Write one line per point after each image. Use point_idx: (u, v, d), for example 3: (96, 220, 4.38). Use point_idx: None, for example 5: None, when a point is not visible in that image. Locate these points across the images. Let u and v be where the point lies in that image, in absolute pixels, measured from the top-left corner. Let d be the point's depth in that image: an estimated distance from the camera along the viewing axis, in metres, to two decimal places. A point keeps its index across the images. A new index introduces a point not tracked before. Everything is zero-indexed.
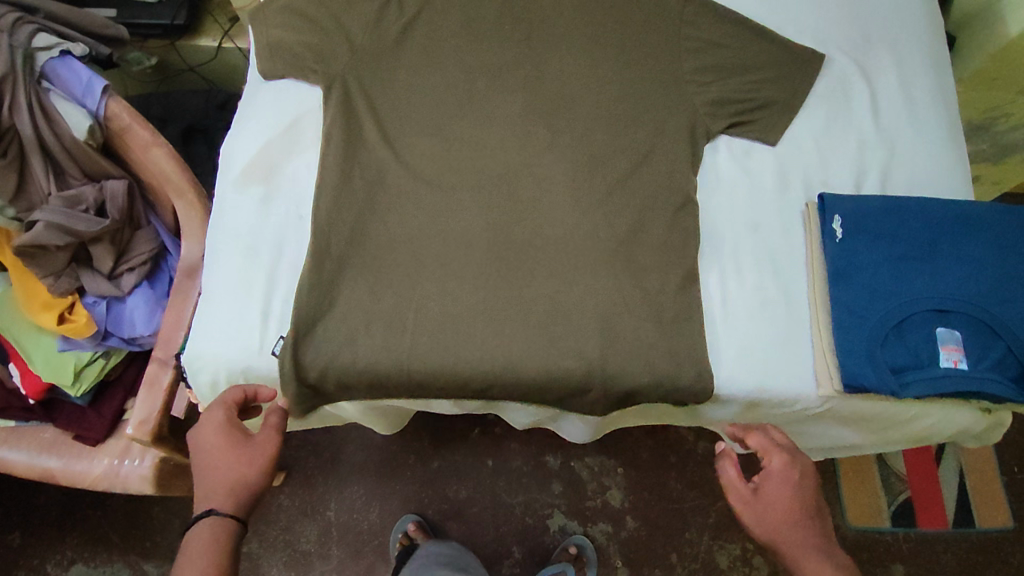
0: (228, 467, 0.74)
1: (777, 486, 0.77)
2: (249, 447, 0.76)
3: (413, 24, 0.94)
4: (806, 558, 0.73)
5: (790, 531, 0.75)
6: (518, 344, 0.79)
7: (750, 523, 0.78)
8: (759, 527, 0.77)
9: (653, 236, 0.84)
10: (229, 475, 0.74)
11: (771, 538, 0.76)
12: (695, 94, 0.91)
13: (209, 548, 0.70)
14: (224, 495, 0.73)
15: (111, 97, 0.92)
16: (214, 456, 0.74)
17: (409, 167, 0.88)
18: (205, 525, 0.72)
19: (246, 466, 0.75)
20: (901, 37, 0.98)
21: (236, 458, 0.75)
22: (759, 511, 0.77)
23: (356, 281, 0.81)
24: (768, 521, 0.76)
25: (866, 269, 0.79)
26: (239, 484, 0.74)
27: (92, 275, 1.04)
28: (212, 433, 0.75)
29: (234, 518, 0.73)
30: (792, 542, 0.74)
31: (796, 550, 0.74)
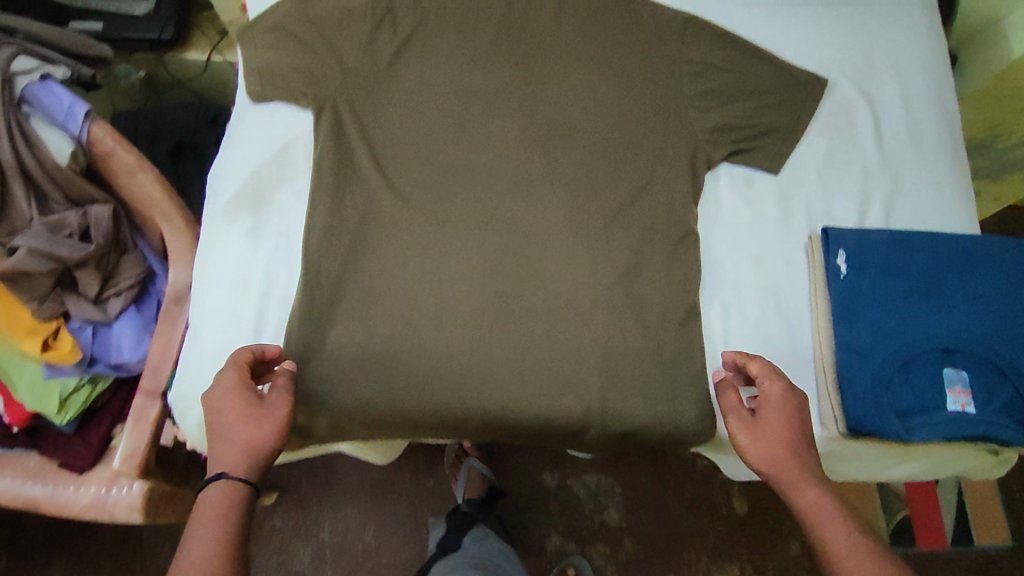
0: (241, 428, 0.66)
1: (778, 411, 0.70)
2: (261, 406, 0.68)
3: (406, 46, 0.91)
4: (804, 488, 0.66)
5: (790, 458, 0.68)
6: (515, 384, 0.78)
7: (747, 448, 0.69)
8: (757, 453, 0.69)
9: (655, 269, 0.82)
10: (242, 436, 0.66)
11: (769, 466, 0.68)
12: (695, 120, 0.89)
13: (220, 513, 0.62)
14: (235, 457, 0.65)
15: (94, 121, 0.87)
16: (227, 416, 0.66)
17: (403, 197, 0.85)
18: (216, 487, 0.64)
19: (259, 428, 0.67)
20: (905, 60, 0.96)
21: (248, 418, 0.67)
22: (760, 436, 0.69)
23: (346, 316, 0.79)
24: (770, 446, 0.68)
25: (870, 307, 0.77)
26: (254, 447, 0.66)
27: (77, 300, 1.01)
28: (224, 390, 0.67)
29: (248, 484, 0.65)
30: (792, 471, 0.67)
31: (795, 479, 0.67)
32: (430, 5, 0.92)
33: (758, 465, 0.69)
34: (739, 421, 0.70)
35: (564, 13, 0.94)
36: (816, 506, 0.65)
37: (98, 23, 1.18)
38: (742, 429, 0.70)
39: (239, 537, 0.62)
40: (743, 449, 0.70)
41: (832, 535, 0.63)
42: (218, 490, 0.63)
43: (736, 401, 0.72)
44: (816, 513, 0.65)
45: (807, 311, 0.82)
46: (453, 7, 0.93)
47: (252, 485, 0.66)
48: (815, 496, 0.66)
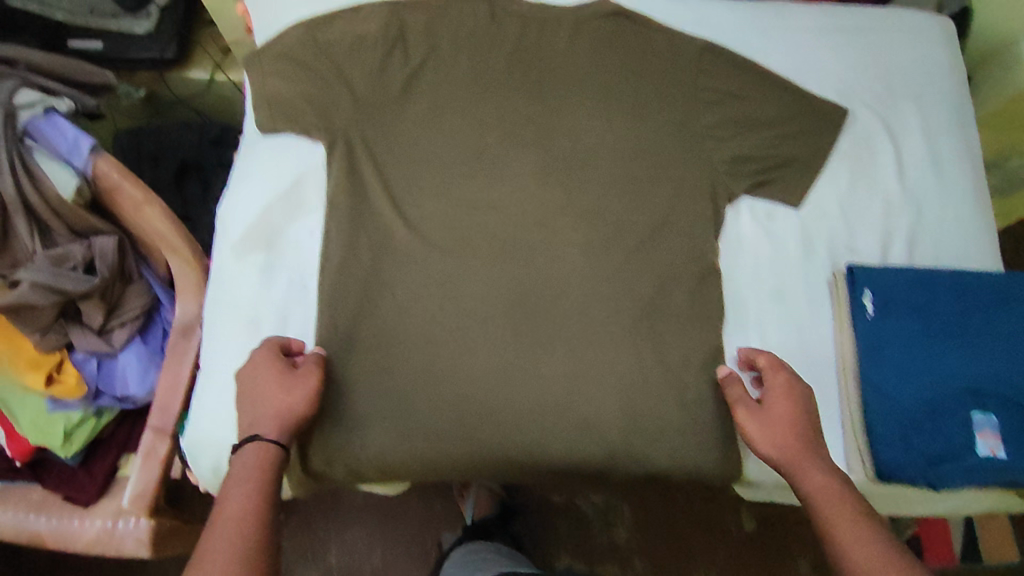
0: (272, 396, 0.70)
1: (784, 401, 0.74)
2: (292, 376, 0.72)
3: (419, 73, 0.89)
4: (809, 472, 0.69)
5: (797, 445, 0.71)
6: (534, 427, 0.76)
7: (754, 436, 0.73)
8: (764, 440, 0.72)
9: (675, 308, 0.81)
10: (273, 403, 0.70)
11: (776, 452, 0.71)
12: (715, 150, 0.87)
13: (254, 474, 0.65)
14: (268, 421, 0.69)
15: (100, 155, 0.85)
16: (260, 385, 0.70)
17: (418, 233, 0.83)
18: (249, 450, 0.67)
19: (290, 397, 0.70)
20: (925, 88, 0.95)
21: (280, 387, 0.70)
22: (767, 424, 0.72)
23: (364, 357, 0.79)
24: (777, 433, 0.72)
25: (898, 348, 0.78)
26: (284, 413, 0.70)
27: (82, 331, 0.99)
28: (259, 361, 0.72)
29: (279, 445, 0.68)
30: (798, 456, 0.70)
31: (801, 463, 0.70)
32: (443, 31, 0.90)
33: (765, 452, 0.72)
34: (746, 409, 0.74)
35: (579, 38, 0.91)
36: (820, 488, 0.68)
37: (98, 41, 1.16)
38: (748, 417, 0.73)
39: (271, 497, 0.64)
40: (750, 436, 0.73)
41: (837, 513, 0.65)
42: (252, 453, 0.66)
43: (743, 392, 0.75)
44: (822, 495, 0.67)
45: (831, 349, 0.82)
46: (466, 33, 0.90)
47: (284, 449, 0.68)
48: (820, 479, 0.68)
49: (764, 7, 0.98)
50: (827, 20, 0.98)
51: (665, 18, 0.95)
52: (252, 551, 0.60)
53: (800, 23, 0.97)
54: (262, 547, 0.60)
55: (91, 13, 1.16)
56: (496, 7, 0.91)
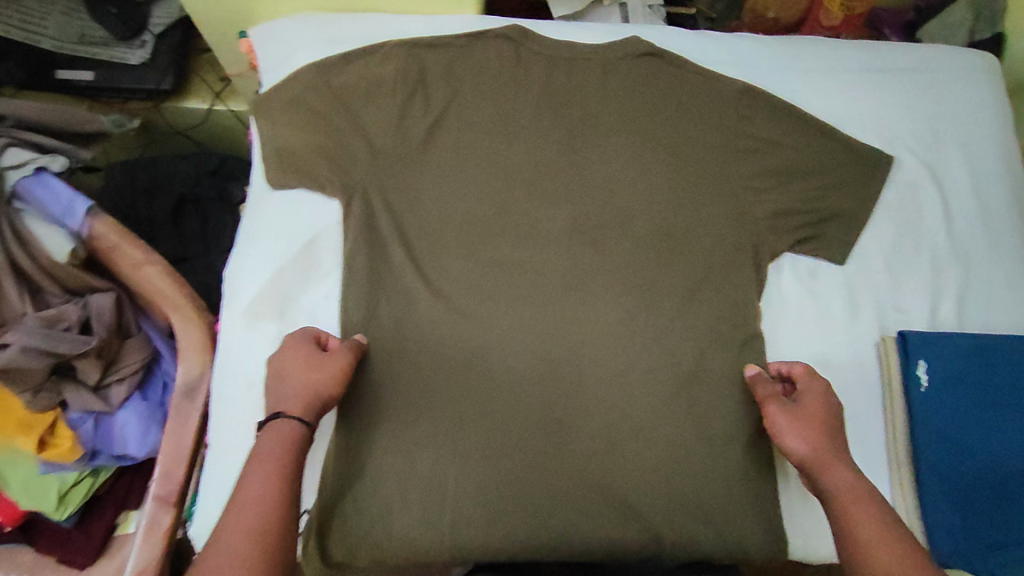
0: (303, 377, 0.67)
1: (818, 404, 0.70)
2: (324, 360, 0.68)
3: (440, 122, 0.83)
4: (836, 474, 0.64)
5: (825, 446, 0.66)
6: (570, 510, 0.72)
7: (781, 433, 0.69)
8: (792, 436, 0.68)
9: (716, 378, 0.77)
10: (303, 382, 0.67)
11: (804, 450, 0.67)
12: (756, 205, 0.82)
13: (280, 454, 0.62)
14: (297, 401, 0.65)
15: (95, 215, 0.81)
16: (290, 367, 0.68)
17: (442, 296, 0.78)
18: (277, 428, 0.63)
19: (322, 380, 0.67)
20: (972, 132, 0.90)
21: (312, 368, 0.68)
22: (797, 422, 0.68)
23: (387, 435, 0.73)
24: (807, 430, 0.68)
25: (955, 425, 0.75)
26: (313, 396, 0.66)
27: (76, 388, 0.92)
28: (292, 344, 0.70)
29: (307, 426, 0.65)
30: (825, 457, 0.66)
31: (828, 464, 0.65)
32: (465, 73, 0.84)
33: (791, 451, 0.68)
34: (775, 405, 0.70)
35: (610, 80, 0.86)
36: (846, 489, 0.63)
37: (90, 72, 1.09)
38: (777, 415, 0.70)
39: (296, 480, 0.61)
40: (776, 432, 0.69)
41: (859, 513, 0.61)
42: (282, 431, 0.63)
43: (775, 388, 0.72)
44: (847, 497, 0.62)
45: (880, 423, 0.78)
46: (490, 77, 0.84)
47: (311, 431, 0.65)
48: (846, 482, 0.63)
49: (801, 43, 0.93)
50: (868, 59, 0.92)
51: (698, 56, 0.90)
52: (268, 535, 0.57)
53: (839, 61, 0.92)
54: (279, 532, 0.58)
55: (82, 41, 1.08)
56: (521, 47, 0.86)
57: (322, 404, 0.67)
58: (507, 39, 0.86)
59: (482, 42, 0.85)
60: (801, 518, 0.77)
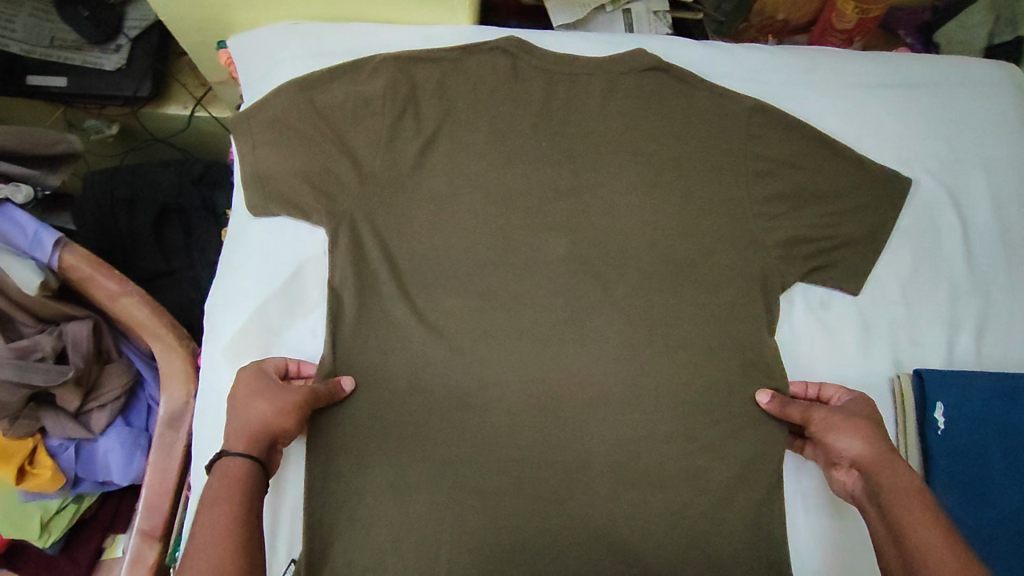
0: (251, 410, 0.62)
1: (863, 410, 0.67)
2: (274, 392, 0.63)
3: (432, 141, 0.78)
4: (895, 474, 0.60)
5: (882, 446, 0.63)
6: (571, 559, 0.69)
7: (833, 433, 0.65)
8: (846, 436, 0.64)
9: (721, 417, 0.73)
10: (251, 417, 0.61)
11: (859, 449, 0.63)
12: (766, 231, 0.77)
13: (227, 492, 0.55)
14: (240, 438, 0.60)
15: (65, 247, 0.78)
16: (245, 401, 0.63)
17: (436, 330, 0.74)
18: (222, 468, 0.57)
19: (274, 412, 0.62)
20: (993, 152, 0.86)
21: (260, 401, 0.62)
22: (850, 421, 0.65)
23: (378, 478, 0.69)
24: (859, 429, 0.64)
25: (972, 468, 0.72)
26: (262, 429, 0.61)
27: (56, 415, 0.85)
28: (252, 376, 0.65)
29: (257, 461, 0.59)
30: (883, 455, 0.62)
31: (887, 465, 0.61)
32: (459, 89, 0.79)
33: (843, 451, 0.64)
34: (823, 409, 0.67)
35: (612, 97, 0.80)
36: (907, 489, 0.59)
37: (62, 78, 1.03)
38: (827, 416, 0.66)
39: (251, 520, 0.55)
40: (827, 433, 0.65)
41: (922, 515, 0.57)
42: (227, 469, 0.57)
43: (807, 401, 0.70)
44: (909, 499, 0.58)
45: None
46: (486, 92, 0.79)
47: (262, 467, 0.59)
48: (907, 482, 0.59)
49: (815, 54, 0.88)
50: (887, 72, 0.87)
51: (708, 70, 0.85)
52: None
53: (857, 76, 0.87)
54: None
55: (51, 46, 1.03)
56: (519, 61, 0.80)
57: (271, 438, 0.61)
58: (503, 51, 0.80)
59: (476, 56, 0.80)
60: (827, 564, 0.73)
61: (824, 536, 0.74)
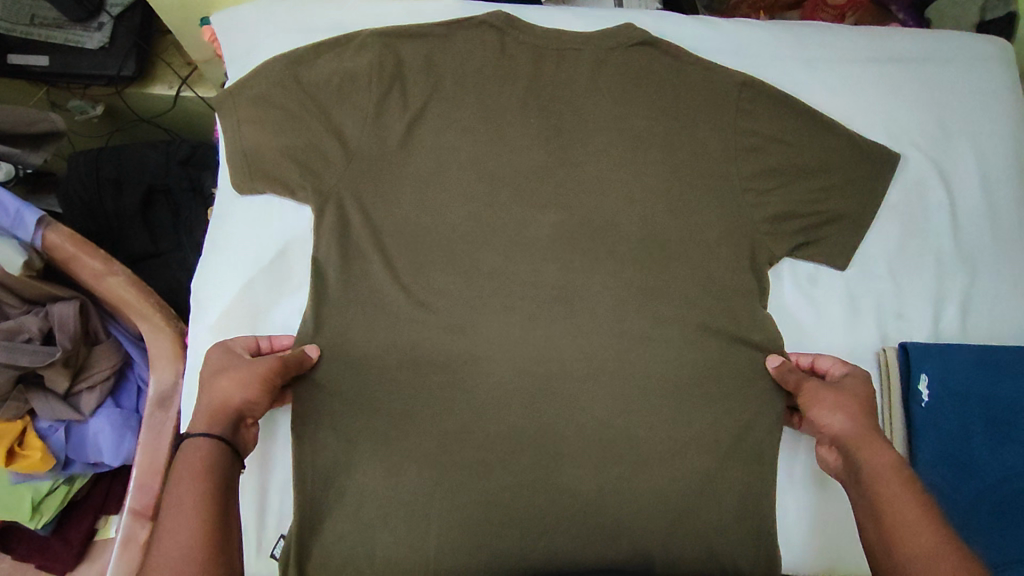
0: (214, 387, 0.62)
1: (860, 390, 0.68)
2: (234, 367, 0.64)
3: (419, 118, 0.77)
4: (875, 450, 0.61)
5: (867, 425, 0.64)
6: (562, 534, 0.70)
7: (820, 408, 0.66)
8: (830, 411, 0.65)
9: (709, 393, 0.73)
10: (215, 394, 0.61)
11: (843, 425, 0.64)
12: (755, 207, 0.76)
13: (192, 478, 0.55)
14: (201, 417, 0.60)
15: (47, 226, 0.77)
16: (209, 379, 0.63)
17: (424, 307, 0.74)
18: (187, 450, 0.57)
19: (234, 387, 0.62)
20: (982, 128, 0.86)
21: (223, 377, 0.63)
22: (839, 397, 0.66)
23: (365, 455, 0.69)
24: (847, 407, 0.65)
25: (955, 438, 0.73)
26: (224, 404, 0.61)
27: (44, 397, 0.85)
28: (219, 354, 0.66)
29: (221, 438, 0.58)
30: (865, 433, 0.63)
31: (868, 441, 0.62)
32: (446, 64, 0.78)
33: (827, 426, 0.65)
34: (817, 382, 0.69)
35: (601, 73, 0.79)
36: (884, 465, 0.60)
37: (44, 57, 1.01)
38: (817, 391, 0.68)
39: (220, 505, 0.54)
40: (813, 408, 0.67)
41: (897, 491, 0.57)
42: (193, 451, 0.57)
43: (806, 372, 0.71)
44: (886, 474, 0.59)
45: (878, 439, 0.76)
46: (473, 68, 0.78)
47: (229, 444, 0.59)
48: (886, 457, 0.60)
49: (805, 28, 0.87)
50: (876, 46, 0.87)
51: (696, 45, 0.84)
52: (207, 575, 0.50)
53: (846, 51, 0.86)
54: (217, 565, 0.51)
55: (32, 23, 1.02)
56: (506, 36, 0.79)
57: (236, 415, 0.61)
58: (491, 26, 0.79)
59: (464, 30, 0.79)
60: (812, 535, 0.74)
61: (809, 509, 0.75)
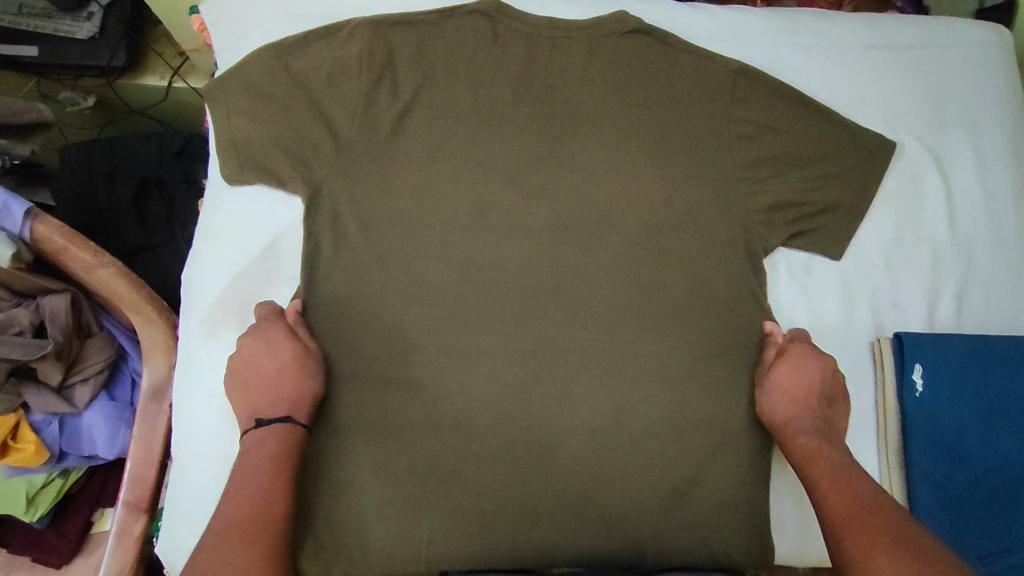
0: (297, 385, 0.67)
1: (796, 373, 0.71)
2: (303, 355, 0.69)
3: (410, 108, 0.76)
4: (797, 439, 0.68)
5: (792, 414, 0.70)
6: (555, 525, 0.70)
7: (757, 399, 0.72)
8: (764, 403, 0.71)
9: (703, 384, 0.73)
10: (297, 392, 0.67)
11: (772, 418, 0.70)
12: (749, 197, 0.76)
13: (267, 460, 0.62)
14: (299, 411, 0.67)
15: (36, 217, 0.76)
16: (286, 376, 0.67)
17: (415, 298, 0.73)
18: (267, 454, 0.62)
19: (313, 381, 0.69)
20: (980, 115, 0.85)
21: (302, 375, 0.68)
22: (770, 390, 0.71)
23: (356, 447, 0.69)
24: (774, 401, 0.71)
25: (949, 429, 0.72)
26: (307, 399, 0.68)
27: (38, 390, 0.84)
28: (276, 348, 0.68)
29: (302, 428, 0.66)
30: (787, 424, 0.69)
31: (791, 432, 0.69)
32: (438, 53, 0.77)
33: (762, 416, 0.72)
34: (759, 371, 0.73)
35: (594, 62, 0.79)
36: (805, 453, 0.66)
37: (33, 47, 1.00)
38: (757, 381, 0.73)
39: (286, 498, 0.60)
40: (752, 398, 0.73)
41: (816, 471, 0.64)
42: (278, 451, 0.63)
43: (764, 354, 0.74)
44: (804, 462, 0.66)
45: (872, 428, 0.76)
46: (466, 57, 0.77)
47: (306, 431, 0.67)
48: (804, 446, 0.67)
49: (801, 16, 0.86)
50: (872, 34, 0.86)
51: (690, 33, 0.84)
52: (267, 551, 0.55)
53: (842, 38, 0.86)
54: (274, 543, 0.56)
55: (22, 14, 1.01)
56: (498, 24, 0.78)
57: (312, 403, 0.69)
58: (482, 14, 0.78)
59: (455, 19, 0.78)
60: (804, 526, 0.74)
61: (803, 499, 0.75)
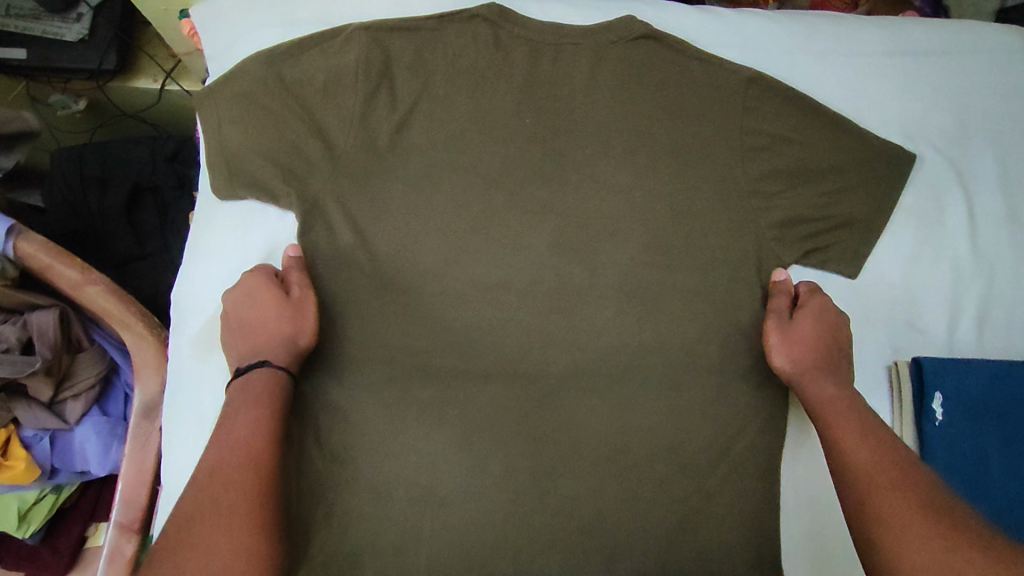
0: (272, 330, 0.64)
1: (816, 323, 0.69)
2: (285, 300, 0.65)
3: (408, 118, 0.73)
4: (819, 386, 0.65)
5: (813, 365, 0.67)
6: (556, 556, 0.67)
7: (775, 348, 0.68)
8: (783, 355, 0.68)
9: (712, 409, 0.71)
10: (274, 336, 0.64)
11: (793, 369, 0.67)
12: (761, 213, 0.73)
13: (251, 431, 0.57)
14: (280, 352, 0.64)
15: (19, 236, 0.74)
16: (265, 323, 0.65)
17: (414, 319, 0.71)
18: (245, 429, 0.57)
19: (296, 328, 0.65)
20: (1004, 127, 0.81)
21: (280, 318, 0.65)
22: (791, 339, 0.68)
23: (352, 476, 0.67)
24: (795, 352, 0.68)
25: (970, 460, 0.70)
26: (291, 343, 0.65)
27: (29, 407, 0.82)
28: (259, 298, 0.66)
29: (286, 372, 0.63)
30: (809, 372, 0.66)
31: (813, 380, 0.66)
32: (437, 60, 0.74)
33: (780, 367, 0.68)
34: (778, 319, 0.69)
35: (601, 69, 0.75)
36: (829, 401, 0.64)
37: (21, 50, 0.97)
38: (778, 330, 0.69)
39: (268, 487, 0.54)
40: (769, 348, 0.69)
41: (842, 422, 0.61)
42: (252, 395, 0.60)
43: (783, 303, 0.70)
44: (829, 410, 0.63)
45: None
46: (467, 64, 0.74)
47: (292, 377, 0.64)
48: (829, 393, 0.64)
49: (816, 20, 0.83)
50: (891, 38, 0.83)
51: (700, 38, 0.80)
52: (246, 506, 0.52)
53: (860, 43, 0.82)
54: (261, 501, 0.53)
55: (8, 15, 0.98)
56: (500, 29, 0.75)
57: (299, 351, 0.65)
58: (483, 19, 0.74)
59: (455, 24, 0.74)
60: (820, 557, 0.71)
61: (821, 529, 0.72)
